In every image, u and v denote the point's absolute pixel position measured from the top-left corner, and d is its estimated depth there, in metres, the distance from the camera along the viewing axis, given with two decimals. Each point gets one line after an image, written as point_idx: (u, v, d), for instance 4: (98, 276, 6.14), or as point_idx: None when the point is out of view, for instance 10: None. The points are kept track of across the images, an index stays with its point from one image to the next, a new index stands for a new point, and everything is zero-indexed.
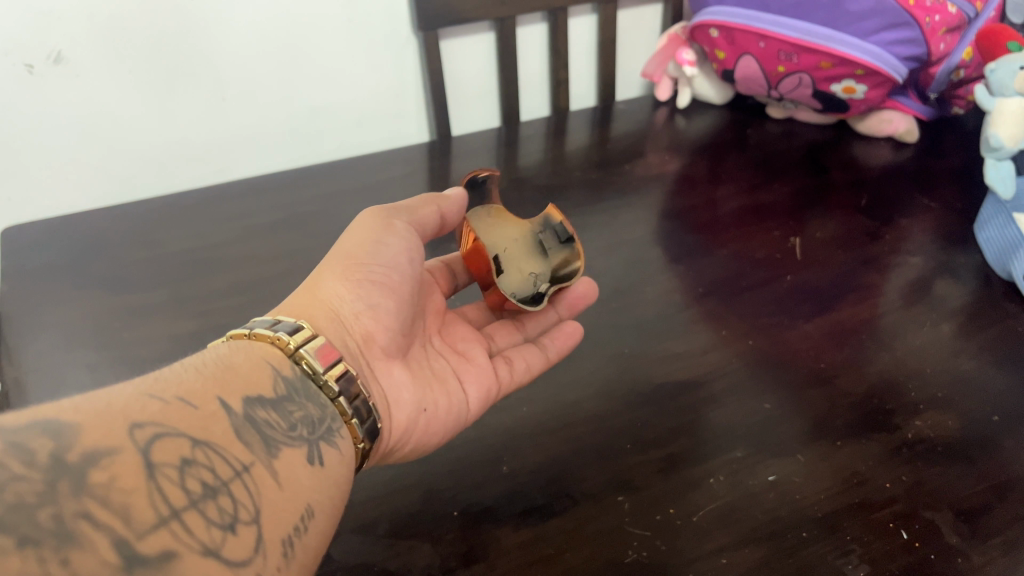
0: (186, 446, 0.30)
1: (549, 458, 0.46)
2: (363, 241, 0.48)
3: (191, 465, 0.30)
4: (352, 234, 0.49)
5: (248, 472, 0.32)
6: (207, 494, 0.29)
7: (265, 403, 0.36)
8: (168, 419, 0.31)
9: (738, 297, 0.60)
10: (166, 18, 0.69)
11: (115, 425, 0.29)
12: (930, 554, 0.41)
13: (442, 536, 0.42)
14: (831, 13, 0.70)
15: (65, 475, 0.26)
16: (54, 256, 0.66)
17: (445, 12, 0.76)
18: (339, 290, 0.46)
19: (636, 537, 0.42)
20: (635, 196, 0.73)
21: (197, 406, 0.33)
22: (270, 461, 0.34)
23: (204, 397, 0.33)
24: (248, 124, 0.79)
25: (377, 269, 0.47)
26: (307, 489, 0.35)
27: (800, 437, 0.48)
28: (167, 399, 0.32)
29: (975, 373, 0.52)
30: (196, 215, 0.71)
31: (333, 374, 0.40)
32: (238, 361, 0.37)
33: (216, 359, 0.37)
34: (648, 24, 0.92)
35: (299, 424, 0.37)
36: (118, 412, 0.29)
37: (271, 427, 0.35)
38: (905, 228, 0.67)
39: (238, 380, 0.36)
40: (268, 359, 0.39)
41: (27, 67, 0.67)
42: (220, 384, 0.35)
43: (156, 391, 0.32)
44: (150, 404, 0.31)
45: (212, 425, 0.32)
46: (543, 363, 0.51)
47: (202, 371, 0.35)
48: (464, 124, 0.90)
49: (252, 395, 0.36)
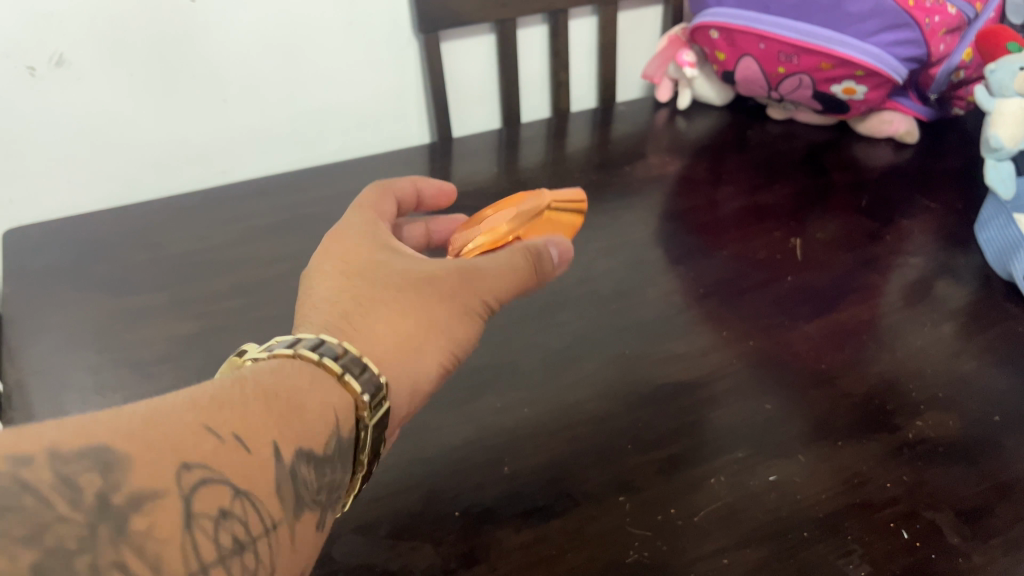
0: (227, 495, 0.29)
1: (550, 459, 0.46)
2: (456, 335, 0.43)
3: (226, 518, 0.29)
4: (445, 314, 0.42)
5: (274, 530, 0.31)
6: (234, 551, 0.29)
7: (313, 458, 0.33)
8: (219, 464, 0.29)
9: (739, 298, 0.60)
10: (167, 20, 0.69)
11: (164, 463, 0.28)
12: (931, 554, 0.41)
13: (444, 537, 0.42)
14: (831, 14, 0.70)
15: (107, 518, 0.26)
16: (56, 258, 0.66)
17: (445, 14, 0.76)
18: (427, 372, 0.41)
19: (638, 538, 0.42)
20: (636, 197, 0.73)
21: (251, 450, 0.31)
22: (293, 521, 0.32)
23: (261, 440, 0.31)
24: (249, 126, 0.80)
25: (452, 354, 0.43)
26: (311, 550, 0.34)
27: (801, 438, 0.48)
28: (224, 437, 0.30)
29: (976, 373, 0.52)
30: (198, 217, 0.71)
31: (369, 454, 0.37)
32: (308, 400, 0.34)
33: (289, 392, 0.34)
34: (648, 25, 0.92)
35: (327, 485, 0.34)
36: (171, 446, 0.29)
37: (307, 484, 0.33)
38: (905, 229, 0.67)
39: (301, 426, 0.33)
40: (337, 413, 0.35)
41: (29, 70, 0.67)
42: (282, 426, 0.32)
43: (215, 424, 0.30)
44: (205, 442, 0.29)
45: (259, 474, 0.31)
46: None
47: (270, 405, 0.33)
48: (465, 125, 0.90)
49: (307, 447, 0.33)
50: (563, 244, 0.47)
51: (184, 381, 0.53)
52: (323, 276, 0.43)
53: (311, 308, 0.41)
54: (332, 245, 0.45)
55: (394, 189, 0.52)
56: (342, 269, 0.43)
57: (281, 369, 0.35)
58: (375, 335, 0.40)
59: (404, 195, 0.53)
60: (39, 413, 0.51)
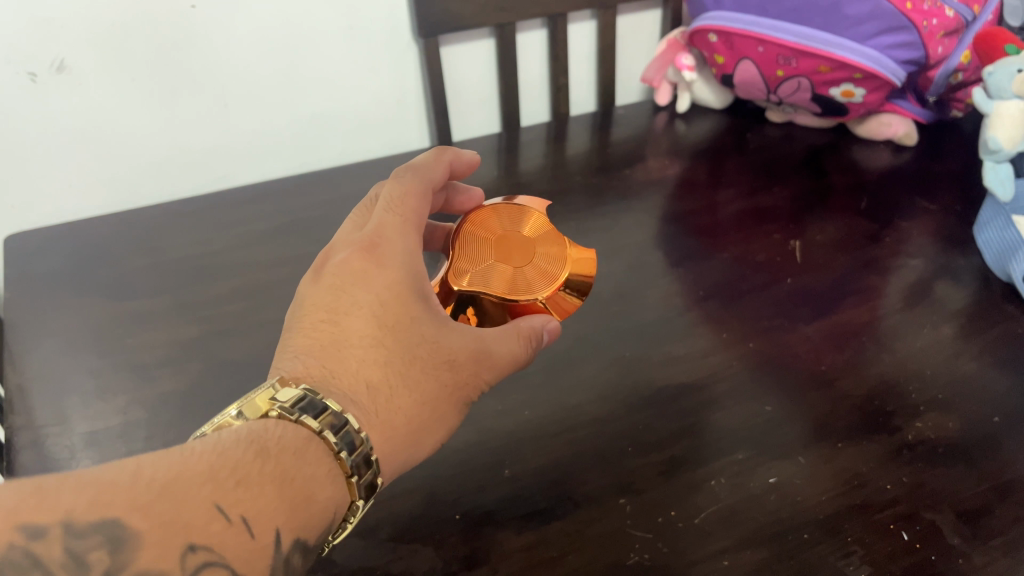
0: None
1: (551, 461, 0.47)
2: (449, 422, 0.42)
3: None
4: (445, 401, 0.42)
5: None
6: None
7: (305, 550, 0.33)
8: (223, 547, 0.29)
9: (739, 300, 0.60)
10: (169, 26, 0.69)
11: (171, 543, 0.28)
12: (931, 555, 0.41)
13: (445, 539, 0.43)
14: (829, 17, 0.70)
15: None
16: (57, 264, 0.67)
17: (445, 19, 0.76)
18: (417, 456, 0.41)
19: (639, 540, 0.42)
20: (636, 200, 0.73)
21: (255, 535, 0.30)
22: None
23: (266, 525, 0.31)
24: (250, 131, 0.80)
25: (441, 436, 0.42)
26: None
27: (802, 439, 0.48)
28: (232, 518, 0.30)
29: (975, 374, 0.52)
30: (199, 222, 0.72)
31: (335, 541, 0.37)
32: (317, 493, 0.33)
33: (304, 479, 0.33)
34: (648, 29, 0.92)
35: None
36: (180, 524, 0.29)
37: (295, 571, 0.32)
38: (905, 231, 0.67)
39: (305, 515, 0.33)
40: (336, 511, 0.35)
41: (30, 75, 0.68)
42: (290, 513, 0.32)
43: (226, 503, 0.30)
44: (213, 523, 0.29)
45: (258, 560, 0.30)
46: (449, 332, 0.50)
47: (283, 489, 0.32)
48: (465, 129, 0.91)
49: (306, 535, 0.32)
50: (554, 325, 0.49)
51: (186, 385, 0.53)
52: (357, 313, 0.41)
53: (338, 355, 0.40)
54: (374, 270, 0.43)
55: (432, 176, 0.50)
56: (377, 314, 0.41)
57: (304, 451, 0.34)
58: (387, 423, 0.39)
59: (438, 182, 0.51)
60: (42, 418, 0.51)
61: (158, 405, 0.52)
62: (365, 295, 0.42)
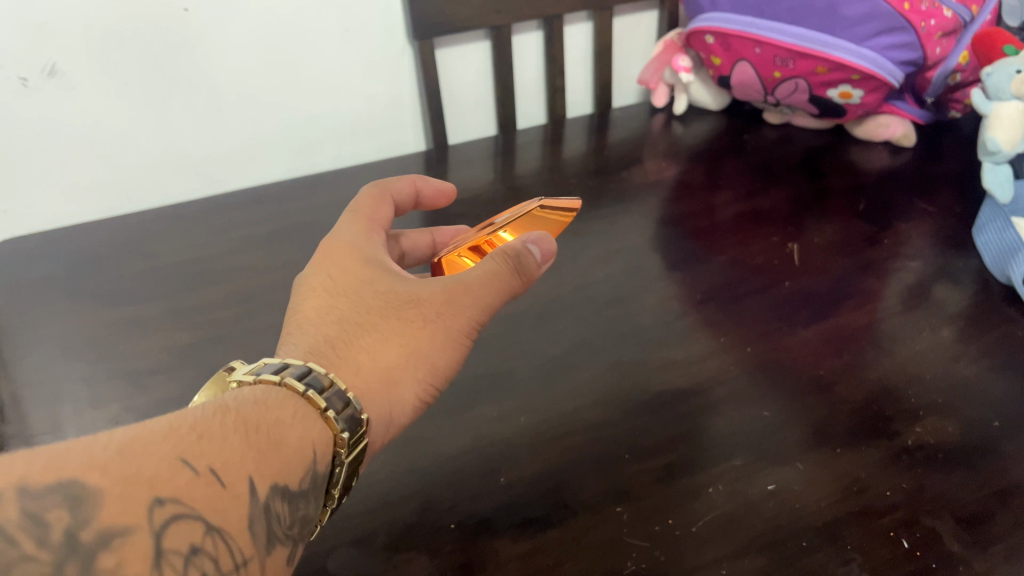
0: (198, 530, 0.29)
1: (547, 468, 0.46)
2: (434, 355, 0.42)
3: (198, 555, 0.29)
4: (421, 334, 0.42)
5: (244, 567, 0.31)
6: None
7: (287, 494, 0.33)
8: (191, 498, 0.30)
9: (737, 303, 0.60)
10: (162, 30, 0.69)
11: (136, 497, 0.28)
12: (931, 562, 0.41)
13: (440, 548, 0.42)
14: (825, 18, 0.70)
15: (74, 556, 0.26)
16: (50, 269, 0.66)
17: (440, 21, 0.76)
18: (408, 402, 0.41)
19: (636, 549, 0.42)
20: (633, 202, 0.73)
21: (226, 485, 0.31)
22: (264, 558, 0.32)
23: (236, 475, 0.31)
24: (245, 135, 0.79)
25: (429, 370, 0.42)
26: None
27: (799, 445, 0.47)
28: (198, 470, 0.30)
29: (975, 378, 0.52)
30: (193, 226, 0.71)
31: (342, 487, 0.38)
32: (289, 437, 0.34)
33: (270, 424, 0.34)
34: (645, 31, 0.92)
35: (297, 523, 0.34)
36: (144, 480, 0.29)
37: (278, 520, 0.33)
38: (904, 233, 0.67)
39: (278, 460, 0.33)
40: (315, 449, 0.35)
41: (22, 80, 0.67)
42: (260, 460, 0.33)
43: (191, 457, 0.30)
44: (180, 475, 0.30)
45: (232, 509, 0.31)
46: None
47: (249, 438, 0.33)
48: (462, 132, 0.90)
49: (282, 481, 0.33)
50: (545, 241, 0.47)
51: (179, 392, 0.53)
52: (313, 294, 0.44)
53: (299, 328, 0.42)
54: (328, 259, 0.46)
55: (393, 190, 0.53)
56: (332, 288, 0.44)
57: (265, 401, 0.35)
58: (350, 368, 0.40)
59: (401, 197, 0.54)
60: (35, 426, 0.51)
61: (151, 414, 0.51)
62: (319, 275, 0.45)
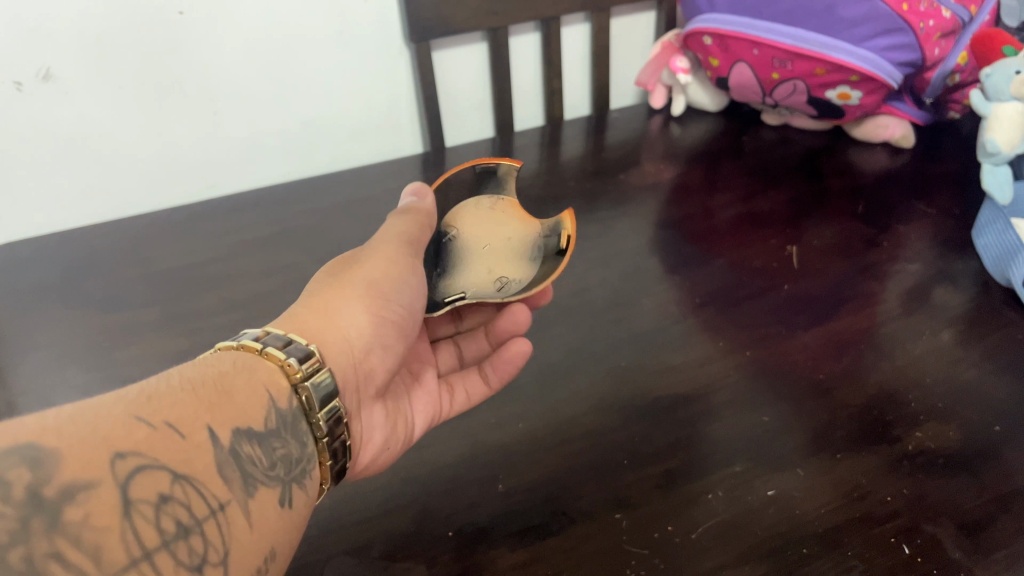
0: (165, 480, 0.29)
1: (546, 476, 0.46)
2: (378, 279, 0.45)
3: (167, 503, 0.29)
4: (364, 269, 0.46)
5: (222, 511, 0.31)
6: (180, 535, 0.29)
7: (252, 437, 0.34)
8: (153, 450, 0.29)
9: (736, 307, 0.59)
10: (156, 34, 0.69)
11: (96, 453, 0.28)
12: (932, 568, 0.41)
13: (437, 558, 0.42)
14: (824, 19, 0.69)
15: (40, 511, 0.25)
16: (44, 275, 0.66)
17: (436, 24, 0.75)
18: (359, 323, 0.43)
19: (635, 557, 0.41)
20: (631, 205, 0.72)
21: (185, 435, 0.31)
22: (245, 501, 0.32)
23: (193, 426, 0.32)
24: (241, 138, 0.79)
25: (377, 293, 0.45)
26: (274, 531, 0.33)
27: (801, 451, 0.47)
28: (155, 425, 0.30)
29: (975, 382, 0.52)
30: (188, 230, 0.71)
31: (325, 414, 0.38)
32: (237, 388, 0.35)
33: (216, 376, 0.35)
34: (642, 31, 0.91)
35: (278, 463, 0.35)
36: (101, 437, 0.28)
37: (252, 464, 0.33)
38: (903, 235, 0.67)
39: (233, 408, 0.34)
40: (268, 387, 0.36)
41: (16, 84, 0.67)
42: (214, 410, 0.33)
43: (145, 414, 0.30)
44: (137, 431, 0.29)
45: (197, 458, 0.31)
46: (483, 393, 0.51)
47: (199, 395, 0.33)
48: (460, 134, 0.90)
49: (242, 426, 0.34)
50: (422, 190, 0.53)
51: None
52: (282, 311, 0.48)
53: None
54: None
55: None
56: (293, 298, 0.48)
57: (205, 364, 0.35)
58: (295, 310, 0.43)
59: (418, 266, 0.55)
60: None
61: None
62: None
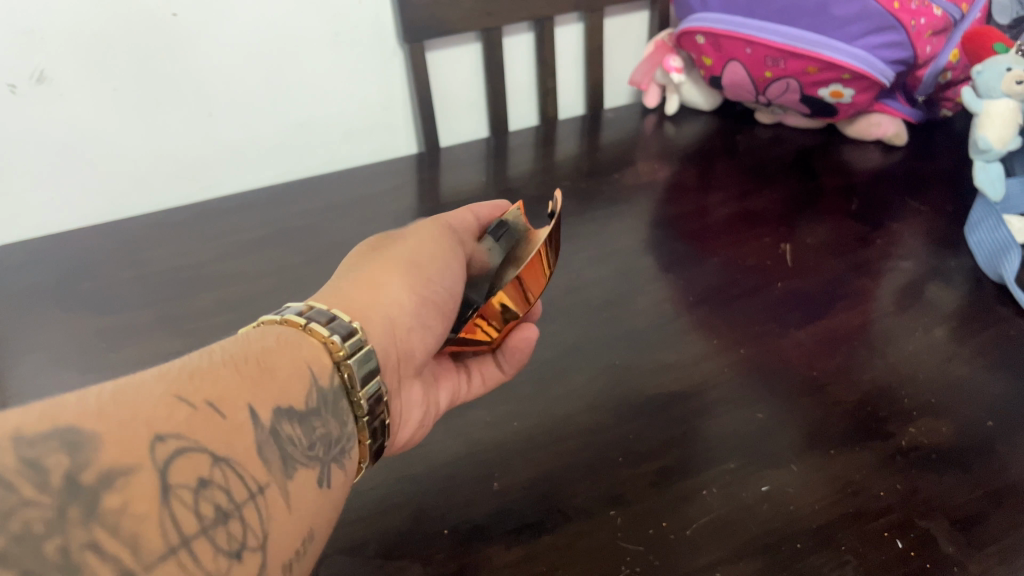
0: (205, 463, 0.29)
1: (540, 473, 0.46)
2: (424, 260, 0.45)
3: (207, 487, 0.29)
4: (408, 249, 0.46)
5: (261, 493, 0.31)
6: (219, 520, 0.29)
7: (293, 416, 0.34)
8: (193, 432, 0.29)
9: (729, 305, 0.59)
10: (151, 35, 0.69)
11: (136, 438, 0.28)
12: (925, 563, 0.41)
13: (433, 556, 0.42)
14: (816, 18, 0.70)
15: (76, 499, 0.26)
16: (39, 277, 0.66)
17: (431, 25, 0.76)
18: (408, 305, 0.43)
19: (630, 553, 0.42)
20: (625, 203, 0.73)
21: (226, 416, 0.31)
22: (284, 482, 0.33)
23: (235, 405, 0.32)
24: (236, 139, 0.79)
25: (424, 279, 0.45)
26: (312, 511, 0.34)
27: (795, 447, 0.47)
28: (196, 405, 0.30)
29: (968, 377, 0.52)
30: (185, 232, 0.71)
31: (367, 392, 0.38)
32: (279, 362, 0.35)
33: (258, 352, 0.35)
34: (635, 31, 0.92)
35: (318, 443, 0.35)
36: (142, 420, 0.28)
37: (293, 444, 0.34)
38: (896, 233, 0.67)
39: (275, 386, 0.34)
40: (311, 364, 0.36)
41: (10, 88, 0.67)
42: (257, 388, 0.33)
43: (187, 393, 0.30)
44: (179, 412, 0.30)
45: (237, 439, 0.31)
46: (498, 377, 0.51)
47: (242, 370, 0.33)
48: (454, 135, 0.90)
49: (283, 405, 0.34)
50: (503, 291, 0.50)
51: None
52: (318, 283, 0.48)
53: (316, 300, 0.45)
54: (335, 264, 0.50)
55: (476, 209, 0.53)
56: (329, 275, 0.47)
57: (248, 339, 0.36)
58: (346, 285, 0.43)
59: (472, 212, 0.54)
60: None
61: None
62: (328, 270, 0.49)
